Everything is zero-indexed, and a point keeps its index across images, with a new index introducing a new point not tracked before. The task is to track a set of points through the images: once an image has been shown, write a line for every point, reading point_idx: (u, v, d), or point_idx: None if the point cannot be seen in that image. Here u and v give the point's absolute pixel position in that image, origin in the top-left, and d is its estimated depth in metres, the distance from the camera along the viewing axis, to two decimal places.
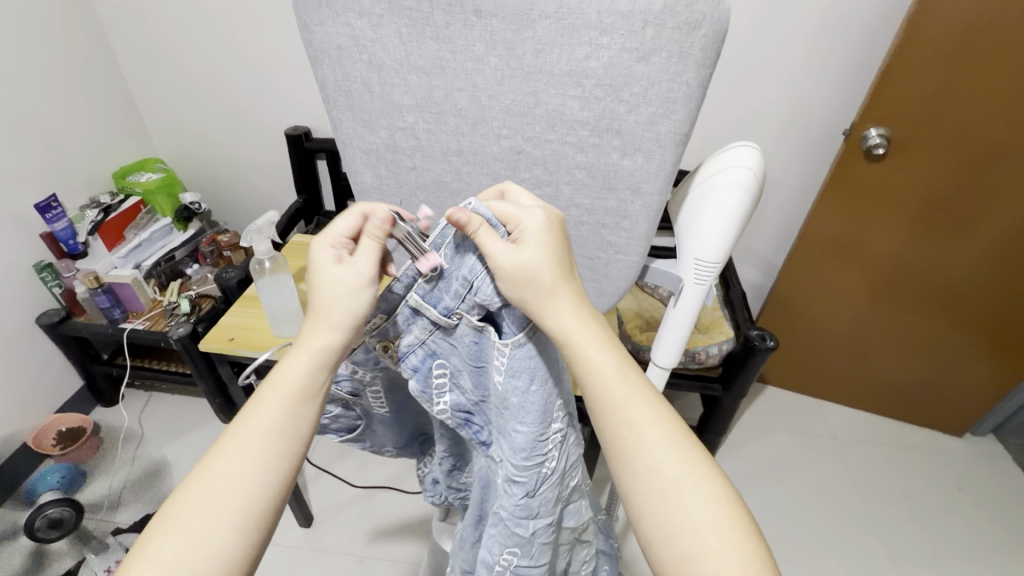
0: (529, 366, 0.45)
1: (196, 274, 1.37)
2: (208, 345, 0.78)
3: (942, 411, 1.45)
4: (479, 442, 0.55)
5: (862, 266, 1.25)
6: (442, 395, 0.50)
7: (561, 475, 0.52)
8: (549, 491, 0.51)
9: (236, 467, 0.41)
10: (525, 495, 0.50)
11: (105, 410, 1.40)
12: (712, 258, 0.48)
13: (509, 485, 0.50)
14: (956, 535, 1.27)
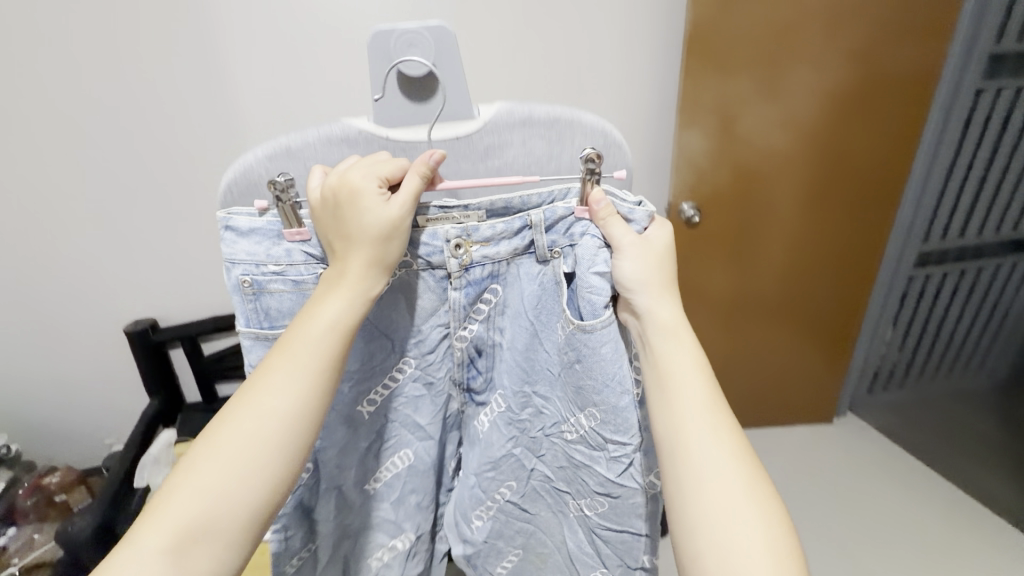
0: (578, 348, 0.49)
1: (14, 541, 1.03)
2: None
3: (810, 406, 1.71)
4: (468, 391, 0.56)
5: (713, 306, 1.48)
6: (473, 320, 0.52)
7: (574, 450, 0.56)
8: (562, 449, 0.57)
9: (255, 421, 0.41)
10: (542, 432, 0.57)
11: None
12: None
13: (530, 420, 0.57)
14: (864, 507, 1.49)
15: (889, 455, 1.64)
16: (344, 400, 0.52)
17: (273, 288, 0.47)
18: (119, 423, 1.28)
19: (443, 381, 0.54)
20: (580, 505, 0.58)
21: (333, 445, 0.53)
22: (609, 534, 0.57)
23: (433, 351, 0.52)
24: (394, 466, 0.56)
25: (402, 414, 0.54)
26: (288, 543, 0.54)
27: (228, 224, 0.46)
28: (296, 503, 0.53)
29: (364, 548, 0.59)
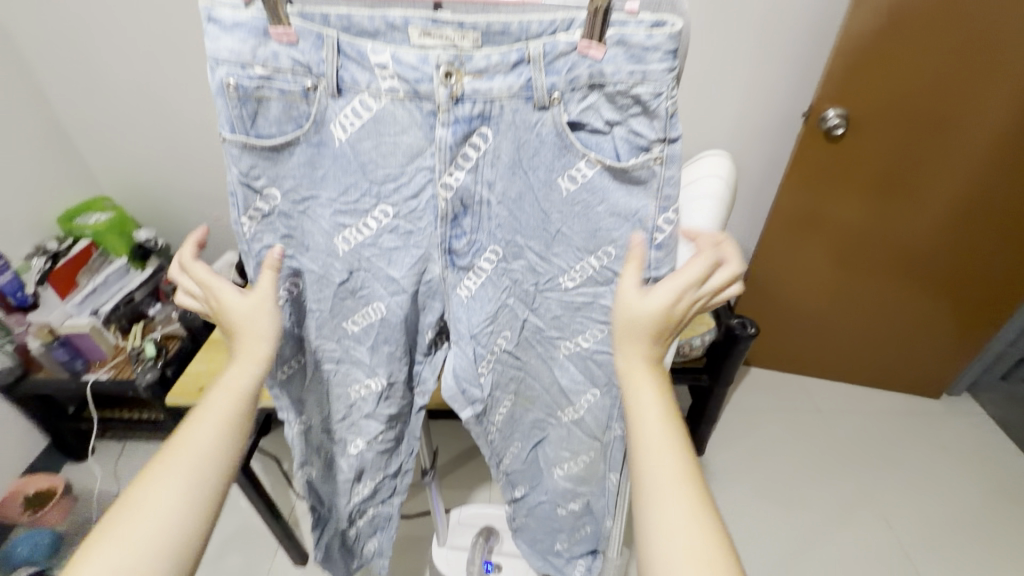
0: (600, 186, 0.45)
1: (160, 315, 1.31)
2: (175, 398, 0.74)
3: (915, 376, 1.49)
4: (446, 251, 0.48)
5: (831, 239, 1.26)
6: (459, 168, 0.45)
7: (574, 297, 0.52)
8: (556, 302, 0.53)
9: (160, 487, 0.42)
10: (533, 289, 0.53)
11: (74, 466, 1.33)
12: None
13: (522, 275, 0.52)
14: (949, 495, 1.30)
15: (1003, 452, 1.39)
16: (318, 230, 0.49)
17: (261, 95, 0.42)
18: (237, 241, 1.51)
19: (425, 233, 0.48)
20: (575, 345, 0.55)
21: (311, 268, 0.51)
22: (603, 358, 0.55)
23: (416, 197, 0.47)
24: (367, 316, 0.54)
25: (372, 264, 0.50)
26: (278, 355, 0.57)
27: (211, 15, 0.40)
28: (280, 312, 0.54)
29: (334, 378, 0.60)
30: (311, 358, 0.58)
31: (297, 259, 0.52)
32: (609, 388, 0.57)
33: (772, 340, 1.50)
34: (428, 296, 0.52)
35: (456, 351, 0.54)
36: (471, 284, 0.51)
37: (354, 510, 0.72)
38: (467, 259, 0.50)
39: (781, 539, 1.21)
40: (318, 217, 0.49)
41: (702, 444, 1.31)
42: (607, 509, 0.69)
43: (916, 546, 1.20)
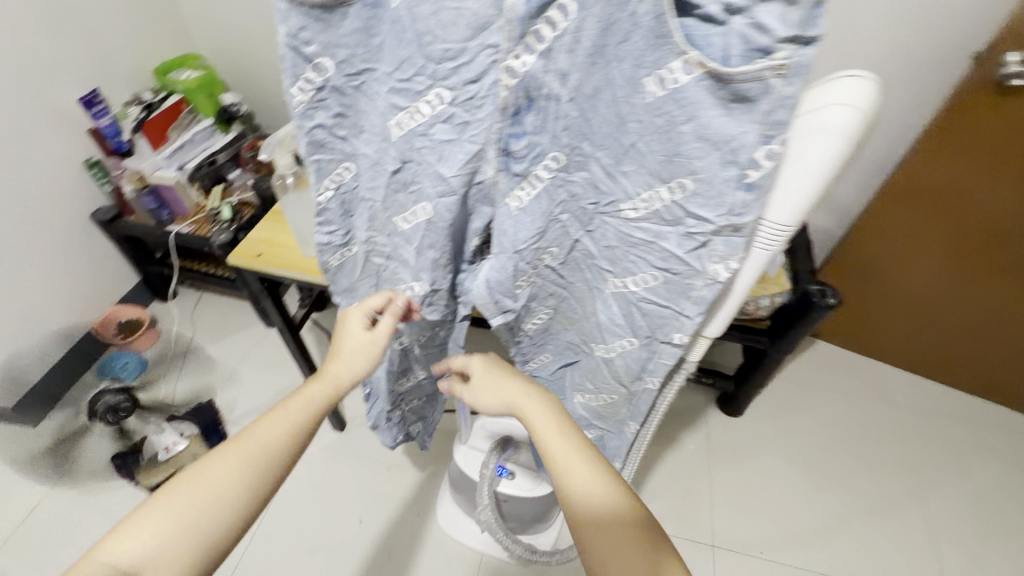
0: (696, 102, 0.36)
1: (237, 180, 1.36)
2: (236, 259, 0.76)
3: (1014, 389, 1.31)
4: (500, 154, 0.42)
5: (962, 220, 1.06)
6: (525, 51, 0.36)
7: (632, 229, 0.46)
8: (613, 229, 0.47)
9: (211, 477, 0.45)
10: (591, 208, 0.47)
11: (161, 305, 1.49)
12: (785, 222, 0.43)
13: (581, 189, 0.46)
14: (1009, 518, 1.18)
15: None
16: (375, 109, 0.44)
17: None
18: None
19: (483, 125, 0.41)
20: (622, 285, 0.50)
21: (366, 153, 0.48)
22: (648, 308, 0.49)
23: (475, 81, 0.39)
24: (416, 216, 0.50)
25: (422, 157, 0.46)
26: (333, 240, 0.56)
27: None
28: (338, 196, 0.52)
29: (384, 271, 0.59)
30: (363, 250, 0.57)
31: (354, 139, 0.48)
32: (649, 342, 0.52)
33: (852, 318, 1.36)
34: (479, 198, 0.48)
35: (496, 264, 0.50)
36: (523, 195, 0.45)
37: (398, 397, 0.79)
38: (525, 164, 0.43)
39: (803, 515, 1.16)
40: (374, 94, 0.44)
41: (743, 406, 1.26)
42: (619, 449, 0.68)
43: (951, 556, 1.12)
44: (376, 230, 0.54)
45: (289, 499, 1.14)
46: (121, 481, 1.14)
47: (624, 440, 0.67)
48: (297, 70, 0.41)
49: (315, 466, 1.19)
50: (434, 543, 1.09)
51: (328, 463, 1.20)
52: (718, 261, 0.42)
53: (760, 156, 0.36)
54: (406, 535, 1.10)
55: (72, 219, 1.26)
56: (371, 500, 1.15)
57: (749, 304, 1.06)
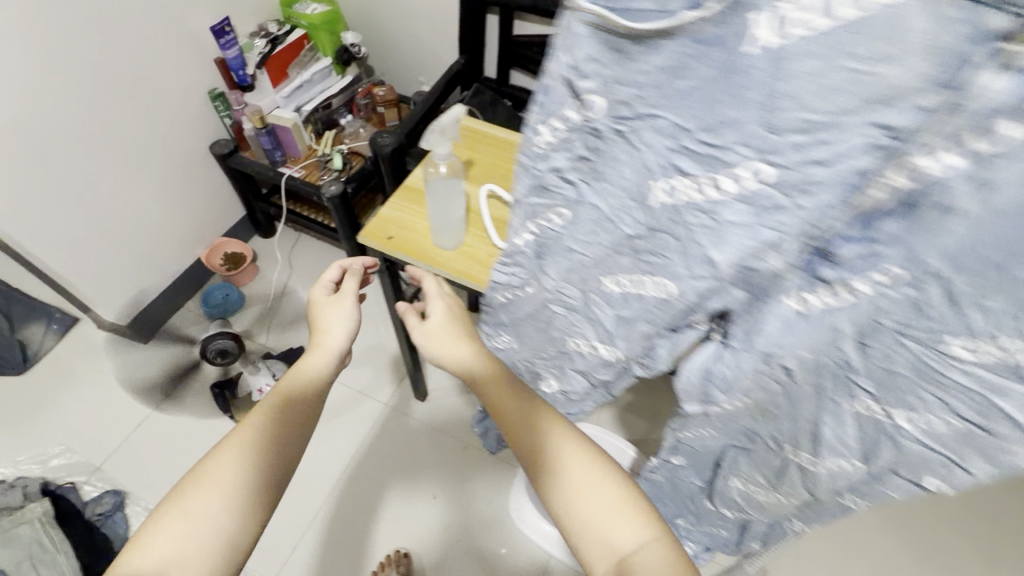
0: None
1: (349, 127, 1.35)
2: (366, 239, 0.72)
3: None
4: (813, 250, 0.36)
5: None
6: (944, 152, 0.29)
7: (952, 368, 0.35)
8: (913, 355, 0.36)
9: (227, 470, 0.50)
10: (896, 329, 0.36)
11: (262, 240, 1.52)
12: None
13: (894, 307, 0.35)
14: None
15: None
16: (628, 160, 0.39)
17: None
18: (433, 69, 1.44)
19: (797, 216, 0.35)
20: (881, 411, 0.40)
21: (597, 205, 0.44)
22: (911, 446, 0.40)
23: (823, 165, 0.32)
24: (640, 286, 0.47)
25: (689, 232, 0.40)
26: (510, 277, 0.56)
27: None
28: (535, 239, 0.51)
29: (556, 314, 0.57)
30: (543, 291, 0.55)
31: (584, 185, 0.44)
32: (876, 469, 0.43)
33: None
34: (742, 280, 0.40)
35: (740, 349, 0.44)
36: (822, 301, 0.38)
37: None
38: (842, 272, 0.36)
39: None
40: (641, 146, 0.38)
41: None
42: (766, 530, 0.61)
43: None
44: (566, 281, 0.52)
45: (370, 458, 1.17)
46: (219, 411, 1.19)
47: (780, 533, 0.58)
48: (554, 105, 0.40)
49: (395, 429, 1.21)
50: (504, 533, 1.08)
51: (407, 429, 1.21)
52: None
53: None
54: (477, 518, 1.11)
55: (192, 149, 1.26)
56: (445, 476, 1.15)
57: None
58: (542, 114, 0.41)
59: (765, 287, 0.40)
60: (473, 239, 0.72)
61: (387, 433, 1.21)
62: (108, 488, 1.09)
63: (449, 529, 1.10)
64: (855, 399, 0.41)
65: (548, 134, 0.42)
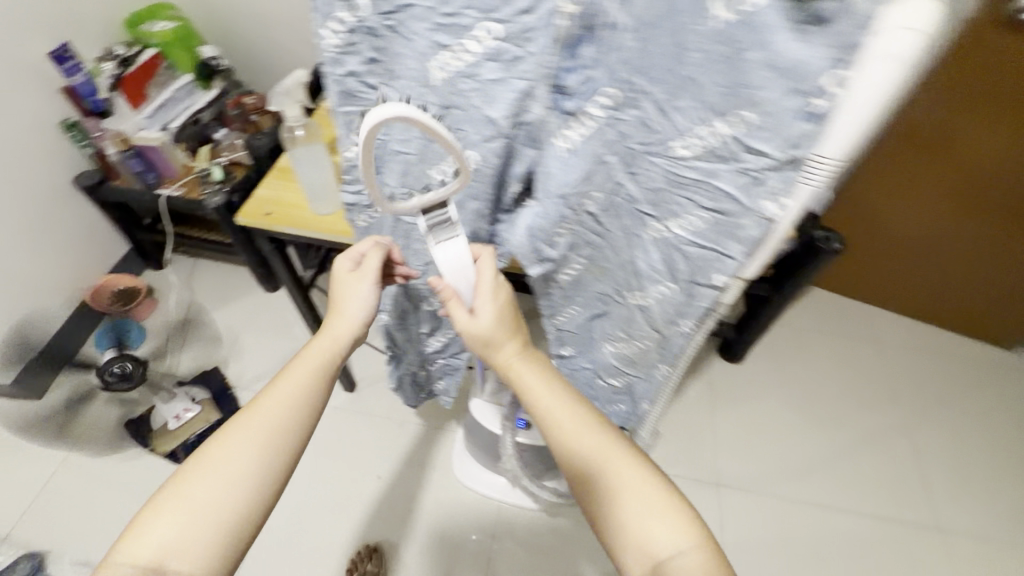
0: (766, 27, 0.34)
1: (225, 140, 1.28)
2: (245, 219, 0.74)
3: (993, 326, 1.36)
4: (649, 157, 0.45)
5: (950, 161, 1.12)
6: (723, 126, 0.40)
7: (685, 168, 0.44)
8: (661, 168, 0.45)
9: (236, 444, 0.48)
10: (640, 148, 0.45)
11: (154, 272, 1.45)
12: (832, 155, 0.37)
13: (632, 128, 0.45)
14: (997, 443, 1.24)
15: None
16: (415, 50, 0.43)
17: None
18: None
19: (536, 62, 0.40)
20: (664, 229, 0.49)
21: (404, 100, 0.47)
22: (692, 251, 0.48)
23: (529, 12, 0.38)
24: (455, 166, 0.50)
25: (467, 100, 0.45)
26: (361, 196, 0.59)
27: None
28: (364, 152, 0.53)
29: (417, 235, 0.62)
30: (390, 207, 0.58)
31: (386, 88, 0.47)
32: (687, 287, 0.52)
33: (854, 257, 1.38)
34: (519, 152, 0.48)
35: (582, 228, 0.55)
36: (574, 135, 0.45)
37: (423, 356, 0.79)
38: (578, 101, 0.44)
39: (804, 451, 1.22)
40: (414, 33, 0.42)
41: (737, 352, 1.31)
42: (649, 394, 0.68)
43: (938, 487, 1.17)
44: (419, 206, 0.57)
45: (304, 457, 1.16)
46: (138, 448, 1.15)
47: (658, 388, 0.67)
48: (329, 8, 0.42)
49: (328, 422, 1.22)
50: (453, 496, 1.12)
51: (341, 421, 1.22)
52: (770, 197, 0.41)
53: (828, 85, 0.34)
54: (425, 486, 1.14)
55: (53, 184, 1.20)
56: (386, 456, 1.17)
57: None
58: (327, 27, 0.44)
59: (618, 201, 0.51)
60: None
61: (322, 428, 1.21)
62: (22, 553, 1.02)
63: (392, 504, 1.11)
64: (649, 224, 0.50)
65: (335, 44, 0.45)
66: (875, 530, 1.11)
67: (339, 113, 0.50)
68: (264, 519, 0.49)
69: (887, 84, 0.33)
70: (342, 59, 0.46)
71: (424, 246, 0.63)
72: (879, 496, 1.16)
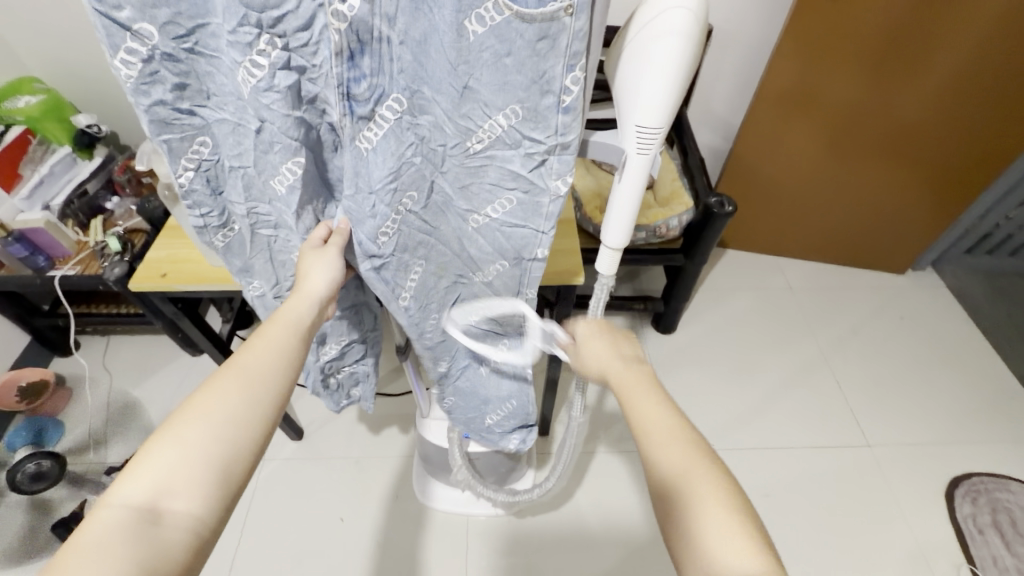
0: (507, 36, 0.39)
1: (118, 209, 1.23)
2: (140, 284, 0.72)
3: (881, 254, 1.51)
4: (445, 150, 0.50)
5: (811, 116, 1.24)
6: (493, 124, 0.46)
7: (477, 158, 0.50)
8: (463, 163, 0.51)
9: (211, 404, 0.44)
10: (441, 149, 0.50)
11: (64, 359, 1.36)
12: (652, 125, 0.48)
13: (429, 132, 0.49)
14: (906, 358, 1.37)
15: (961, 320, 1.44)
16: (222, 67, 0.45)
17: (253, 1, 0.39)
18: None
19: (322, 71, 0.45)
20: (483, 216, 0.56)
21: (227, 117, 0.49)
22: (512, 231, 0.56)
23: (307, 28, 0.41)
24: (285, 178, 0.52)
25: (273, 112, 0.46)
26: (209, 222, 0.58)
27: None
28: (201, 173, 0.53)
29: (280, 246, 0.63)
30: (245, 222, 0.59)
31: (204, 109, 0.49)
32: (518, 262, 0.60)
33: (752, 216, 1.49)
34: (329, 143, 0.52)
35: (408, 240, 0.57)
36: (372, 136, 0.47)
37: (325, 370, 0.79)
38: (369, 107, 0.45)
39: (744, 400, 1.30)
40: (217, 51, 0.44)
41: (667, 323, 1.38)
42: (523, 365, 0.78)
43: (862, 407, 1.28)
44: (270, 212, 0.58)
45: (260, 517, 1.11)
46: None
47: (528, 356, 0.75)
48: (115, 40, 0.42)
49: (281, 476, 1.17)
50: (421, 520, 1.11)
51: (294, 471, 1.18)
52: (556, 179, 0.49)
53: (570, 85, 0.41)
54: (392, 517, 1.12)
55: None
56: (346, 497, 1.15)
57: (660, 225, 1.14)
58: (121, 68, 0.43)
59: (434, 203, 0.55)
60: None
61: (276, 482, 1.17)
62: None
63: (361, 543, 1.09)
64: (467, 211, 0.55)
65: (134, 80, 0.44)
66: (818, 458, 1.20)
67: (164, 143, 0.50)
68: (243, 483, 0.44)
69: (671, 60, 0.44)
70: (148, 95, 0.46)
71: (289, 255, 0.65)
72: (814, 427, 1.25)
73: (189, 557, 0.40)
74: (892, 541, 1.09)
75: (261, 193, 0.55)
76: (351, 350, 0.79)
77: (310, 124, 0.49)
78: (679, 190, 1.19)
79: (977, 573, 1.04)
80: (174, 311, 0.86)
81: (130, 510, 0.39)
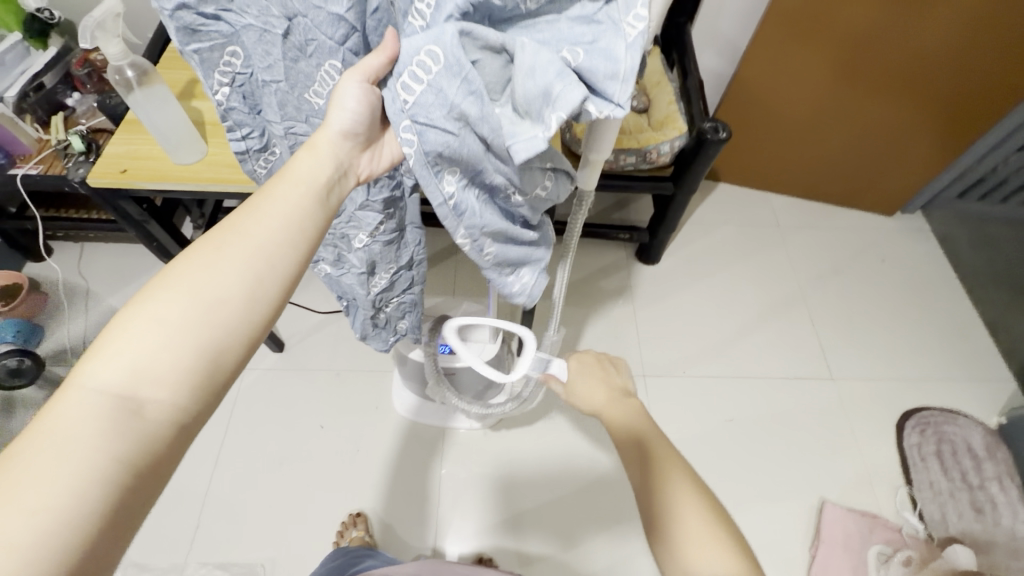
0: None
1: (80, 106, 1.14)
2: (99, 179, 0.68)
3: (872, 194, 1.48)
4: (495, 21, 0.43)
5: (821, 45, 1.18)
6: None
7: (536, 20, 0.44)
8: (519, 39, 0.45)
9: (208, 273, 0.41)
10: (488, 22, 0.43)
11: (37, 264, 1.33)
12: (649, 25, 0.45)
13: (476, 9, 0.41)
14: (879, 298, 1.40)
15: (938, 265, 1.46)
16: None
17: None
18: None
19: None
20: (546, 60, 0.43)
21: (252, 22, 0.44)
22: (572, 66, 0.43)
23: None
24: (326, 83, 0.48)
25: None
26: (249, 145, 0.55)
27: None
28: (237, 89, 0.49)
29: None
30: (284, 144, 0.55)
31: (229, 13, 0.44)
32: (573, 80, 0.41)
33: (746, 150, 1.45)
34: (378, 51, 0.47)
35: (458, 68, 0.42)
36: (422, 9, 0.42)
37: (375, 301, 0.76)
38: None
39: (716, 331, 1.33)
40: None
41: (649, 254, 1.38)
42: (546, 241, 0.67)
43: (829, 341, 1.33)
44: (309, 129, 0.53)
45: (242, 423, 1.16)
46: None
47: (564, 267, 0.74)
48: None
49: (262, 383, 1.21)
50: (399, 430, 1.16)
51: (273, 382, 1.21)
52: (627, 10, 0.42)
53: None
54: (369, 426, 1.17)
55: None
56: (326, 407, 1.18)
57: (651, 151, 1.10)
58: None
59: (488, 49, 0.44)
60: (215, 147, 0.71)
61: (256, 392, 1.20)
62: None
63: (341, 447, 1.14)
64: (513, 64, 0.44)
65: None
66: (782, 390, 1.25)
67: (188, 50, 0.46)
68: (237, 369, 0.41)
69: None
70: None
71: None
72: (779, 357, 1.30)
73: (166, 447, 0.37)
74: (841, 464, 1.16)
75: (293, 105, 0.50)
76: (399, 279, 0.75)
77: (353, 23, 0.44)
78: (674, 114, 1.12)
79: (912, 495, 1.13)
80: (140, 213, 0.83)
81: (104, 394, 0.36)
